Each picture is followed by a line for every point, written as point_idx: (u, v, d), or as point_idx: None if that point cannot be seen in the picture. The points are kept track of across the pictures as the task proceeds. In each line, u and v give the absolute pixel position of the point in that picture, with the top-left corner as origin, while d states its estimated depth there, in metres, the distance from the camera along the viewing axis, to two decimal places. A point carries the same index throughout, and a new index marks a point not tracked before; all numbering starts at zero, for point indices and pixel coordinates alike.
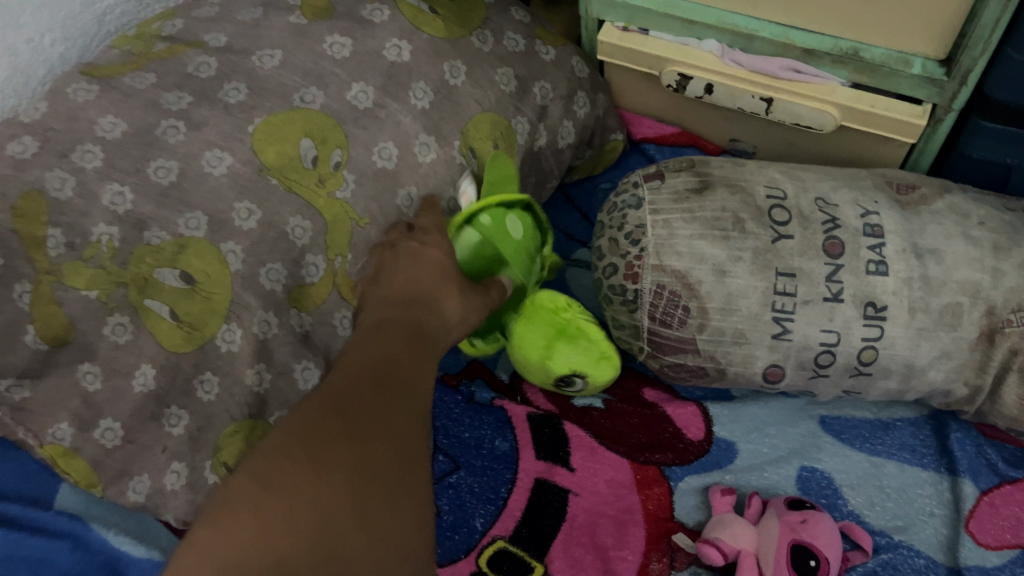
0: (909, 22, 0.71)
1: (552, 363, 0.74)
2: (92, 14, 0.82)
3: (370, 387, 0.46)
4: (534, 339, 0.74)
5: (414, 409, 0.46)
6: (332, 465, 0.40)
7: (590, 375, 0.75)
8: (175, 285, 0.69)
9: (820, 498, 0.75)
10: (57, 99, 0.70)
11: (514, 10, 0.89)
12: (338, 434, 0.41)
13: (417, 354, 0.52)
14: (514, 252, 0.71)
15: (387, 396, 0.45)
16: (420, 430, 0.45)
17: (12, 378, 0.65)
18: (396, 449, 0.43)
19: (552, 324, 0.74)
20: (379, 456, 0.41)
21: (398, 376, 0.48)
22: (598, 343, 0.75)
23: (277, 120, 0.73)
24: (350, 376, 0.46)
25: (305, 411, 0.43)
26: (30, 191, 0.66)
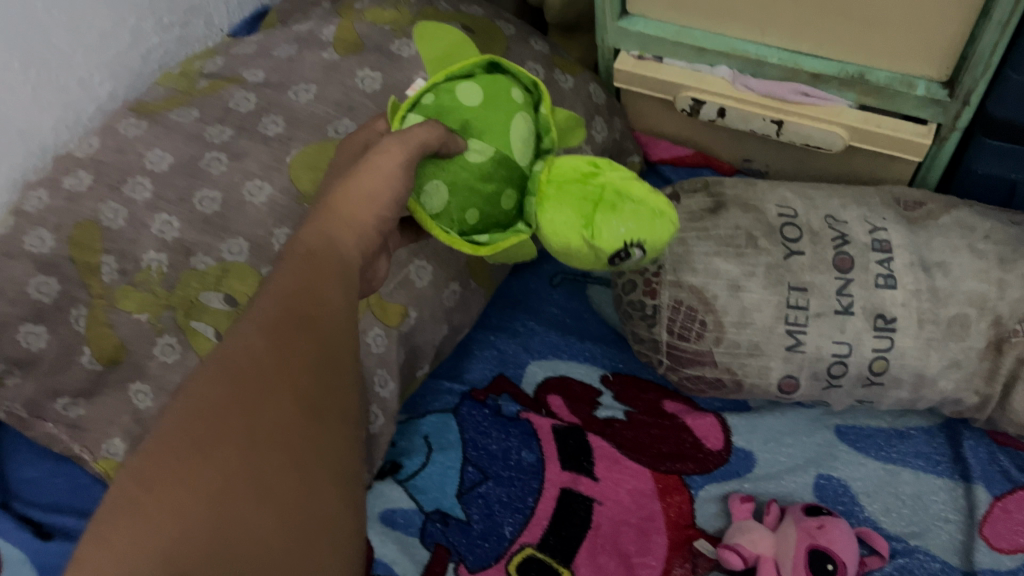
0: (913, 45, 0.74)
1: (600, 239, 0.56)
2: (138, 54, 0.87)
3: (272, 345, 0.37)
4: (568, 220, 0.57)
5: (334, 370, 0.39)
6: (222, 443, 0.34)
7: (649, 242, 0.57)
8: (220, 307, 0.73)
9: (836, 505, 0.78)
10: (108, 136, 0.76)
11: (533, 40, 0.93)
12: (227, 403, 0.35)
13: (326, 315, 0.41)
14: (503, 116, 0.60)
15: (293, 352, 0.38)
16: (344, 388, 0.39)
17: (67, 396, 0.70)
18: (306, 412, 0.36)
19: (586, 196, 0.57)
20: (283, 424, 0.35)
21: (309, 329, 0.39)
22: (651, 196, 0.59)
23: (312, 151, 0.77)
24: (254, 329, 0.38)
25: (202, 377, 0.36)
26: (84, 222, 0.71)
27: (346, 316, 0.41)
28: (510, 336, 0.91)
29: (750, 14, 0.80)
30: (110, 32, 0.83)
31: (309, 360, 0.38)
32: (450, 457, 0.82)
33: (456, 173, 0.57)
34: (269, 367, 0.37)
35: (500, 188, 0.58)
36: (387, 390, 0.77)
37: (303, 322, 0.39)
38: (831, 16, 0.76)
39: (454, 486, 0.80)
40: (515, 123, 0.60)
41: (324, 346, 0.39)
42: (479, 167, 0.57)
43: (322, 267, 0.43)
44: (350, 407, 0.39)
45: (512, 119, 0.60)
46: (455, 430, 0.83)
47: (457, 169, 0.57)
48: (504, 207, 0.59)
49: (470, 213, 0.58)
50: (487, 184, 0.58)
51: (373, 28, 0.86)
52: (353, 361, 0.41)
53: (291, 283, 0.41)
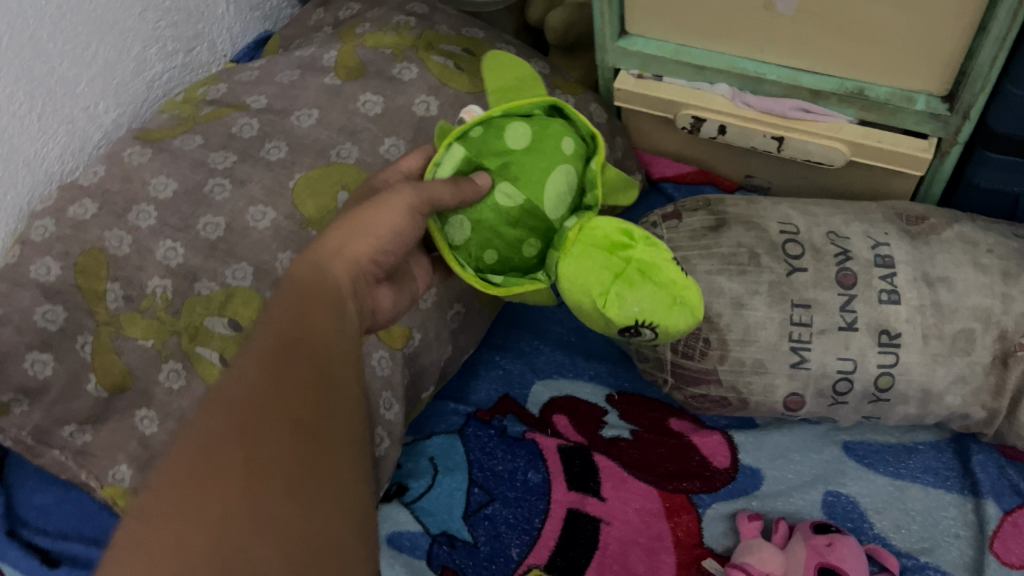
0: (913, 61, 0.74)
1: (609, 311, 0.54)
2: (142, 82, 0.89)
3: (267, 378, 0.39)
4: (586, 281, 0.55)
5: (330, 397, 0.40)
6: (222, 477, 0.35)
7: (660, 327, 0.55)
8: (224, 333, 0.72)
9: (846, 522, 0.77)
10: (114, 164, 0.76)
11: (534, 62, 0.94)
12: (224, 439, 0.36)
13: (323, 341, 0.42)
14: (545, 166, 0.59)
15: (287, 382, 0.39)
16: (342, 414, 0.40)
17: (75, 424, 0.72)
18: (303, 441, 0.37)
19: (609, 265, 0.55)
20: (279, 455, 0.36)
21: (302, 358, 0.40)
22: (684, 285, 0.56)
23: (315, 175, 0.78)
24: (250, 364, 0.39)
25: (203, 416, 0.38)
26: (90, 250, 0.72)
27: (340, 344, 0.43)
28: (515, 356, 0.91)
29: (749, 33, 0.81)
30: (114, 61, 0.84)
31: (306, 387, 0.39)
32: (456, 479, 0.81)
33: (479, 214, 0.58)
34: (267, 398, 0.38)
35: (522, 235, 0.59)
36: (392, 413, 0.77)
37: (297, 352, 0.40)
38: (829, 33, 0.76)
39: (461, 508, 0.80)
40: (555, 174, 0.59)
41: (320, 374, 0.40)
42: (506, 212, 0.58)
43: (318, 296, 0.44)
44: (350, 432, 0.40)
45: (556, 168, 0.59)
46: (462, 451, 0.83)
47: (482, 211, 0.58)
48: (524, 254, 0.60)
49: (486, 254, 0.59)
50: (510, 231, 0.59)
51: (375, 54, 0.87)
52: (351, 388, 0.42)
53: (285, 316, 0.42)
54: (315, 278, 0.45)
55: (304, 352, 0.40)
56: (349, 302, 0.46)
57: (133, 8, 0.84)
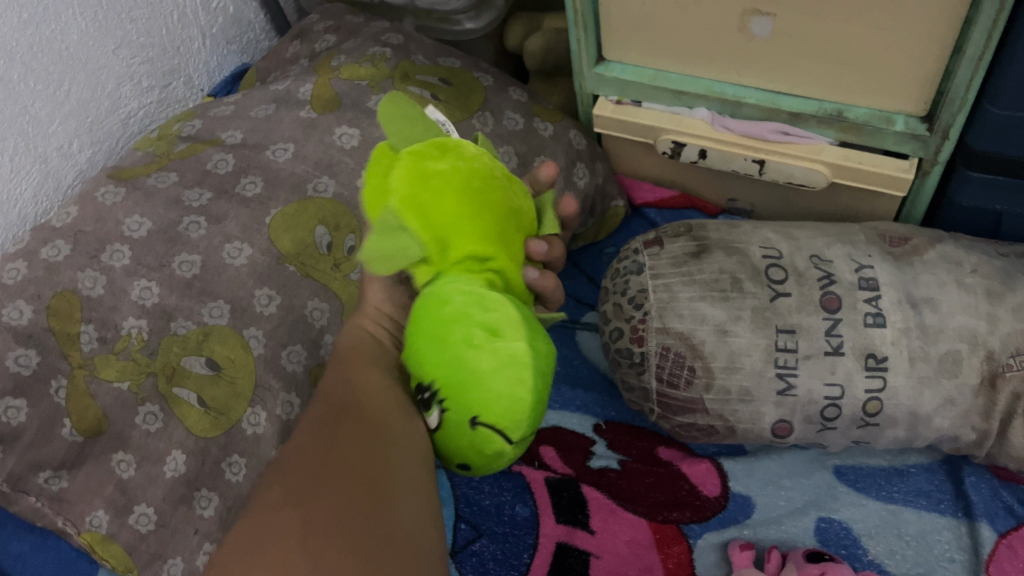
0: (889, 83, 0.74)
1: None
2: (117, 119, 0.88)
3: (320, 437, 0.48)
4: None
5: (378, 445, 0.48)
6: (283, 532, 0.43)
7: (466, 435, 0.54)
8: (202, 372, 0.71)
9: (840, 549, 0.76)
10: (87, 204, 0.75)
11: (512, 89, 0.94)
12: (284, 496, 0.45)
13: (364, 413, 0.50)
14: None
15: (336, 437, 0.48)
16: (395, 457, 0.47)
17: (50, 469, 0.67)
18: (353, 485, 0.44)
19: None
20: (331, 499, 0.44)
21: (351, 417, 0.50)
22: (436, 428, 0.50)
23: (292, 210, 0.77)
24: (307, 432, 0.49)
25: (269, 479, 0.47)
26: (63, 291, 0.70)
27: (385, 409, 0.51)
28: None
29: (725, 57, 0.80)
30: (88, 99, 0.83)
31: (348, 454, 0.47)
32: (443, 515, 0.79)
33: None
34: (315, 470, 0.46)
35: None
36: None
37: (345, 413, 0.50)
38: (805, 56, 0.76)
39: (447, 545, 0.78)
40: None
41: (368, 425, 0.49)
42: None
43: (362, 375, 0.54)
44: (402, 475, 0.47)
45: None
46: (447, 487, 0.82)
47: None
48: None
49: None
50: None
51: (350, 85, 0.87)
52: (398, 438, 0.49)
53: (337, 388, 0.53)
54: (361, 361, 0.55)
55: (348, 425, 0.49)
56: (391, 357, 0.57)
57: (104, 46, 0.84)
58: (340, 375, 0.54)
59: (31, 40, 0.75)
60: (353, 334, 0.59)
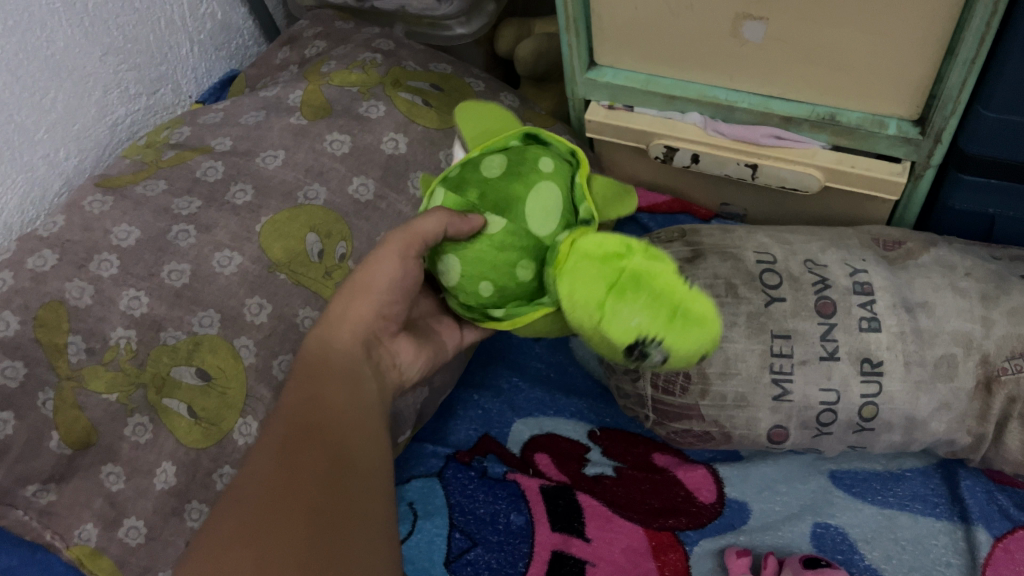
0: (881, 86, 0.74)
1: (611, 338, 0.47)
2: (105, 126, 0.87)
3: (280, 457, 0.45)
4: (582, 320, 0.49)
5: (343, 477, 0.44)
6: (236, 551, 0.40)
7: (667, 342, 0.46)
8: (192, 382, 0.70)
9: (836, 555, 0.75)
10: (74, 213, 0.74)
11: (504, 95, 0.95)
12: (241, 512, 0.42)
13: (330, 427, 0.48)
14: (517, 202, 0.56)
15: (299, 463, 0.44)
16: (359, 491, 0.44)
17: (38, 483, 0.66)
18: (316, 516, 0.41)
19: (603, 275, 0.49)
20: (292, 534, 0.40)
21: (314, 442, 0.46)
22: (677, 321, 0.46)
23: (283, 218, 0.77)
24: (265, 457, 0.45)
25: (224, 508, 0.43)
26: (50, 302, 0.69)
27: (351, 427, 0.49)
28: (493, 395, 0.90)
29: (717, 61, 0.80)
30: (75, 107, 0.82)
31: (311, 467, 0.44)
32: (437, 524, 0.79)
33: (458, 273, 0.58)
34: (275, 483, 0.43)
35: (517, 269, 0.57)
36: (403, 439, 0.80)
37: (311, 427, 0.47)
38: (797, 60, 0.76)
39: (442, 554, 0.77)
40: (526, 209, 0.56)
41: (331, 449, 0.46)
42: (499, 239, 0.56)
43: (329, 385, 0.52)
44: (365, 509, 0.43)
45: (537, 193, 0.57)
46: (441, 495, 0.81)
47: (464, 262, 0.57)
48: (522, 285, 0.58)
49: (481, 290, 0.58)
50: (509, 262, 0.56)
51: (340, 92, 0.87)
52: (364, 457, 0.47)
53: (298, 408, 0.49)
54: (329, 371, 0.53)
55: (313, 436, 0.46)
56: (358, 376, 0.54)
57: (92, 53, 0.83)
58: (305, 381, 0.52)
59: (16, 48, 0.74)
60: (322, 338, 0.56)
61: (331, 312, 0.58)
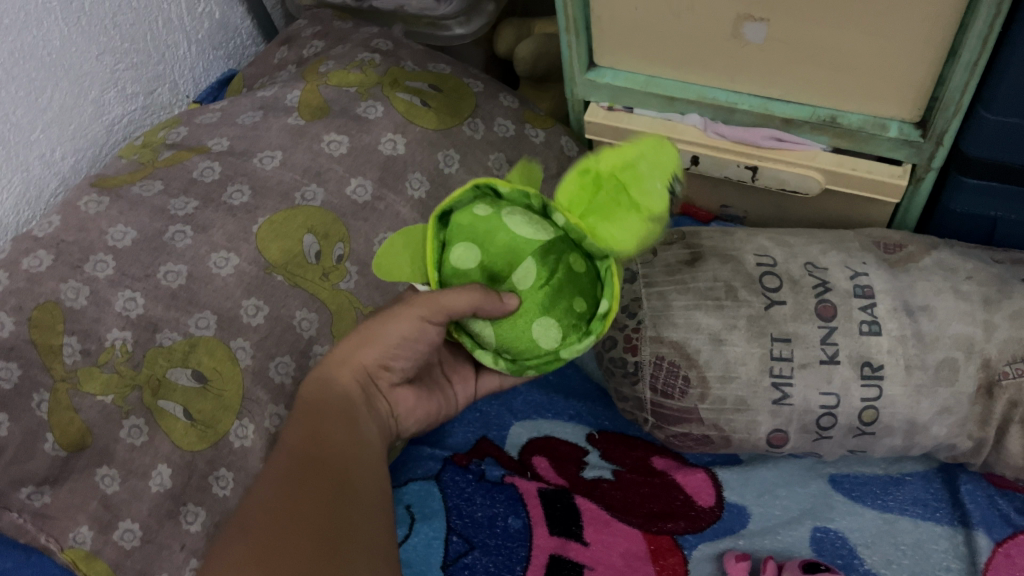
0: (884, 89, 0.73)
1: (658, 215, 0.53)
2: (101, 126, 0.86)
3: (283, 493, 0.45)
4: (641, 229, 0.53)
5: (344, 508, 0.45)
6: None
7: (678, 171, 0.54)
8: (188, 384, 0.70)
9: (835, 559, 0.75)
10: (69, 213, 0.74)
11: (503, 96, 0.94)
12: (247, 555, 0.42)
13: (332, 458, 0.49)
14: (503, 249, 0.55)
15: (300, 494, 0.45)
16: (359, 520, 0.45)
17: (32, 485, 0.66)
18: (317, 550, 0.42)
19: (625, 204, 0.53)
20: (292, 572, 0.41)
21: (314, 472, 0.47)
22: (632, 142, 0.55)
23: (280, 218, 0.76)
24: (267, 488, 0.46)
25: (228, 541, 0.44)
26: (45, 303, 0.68)
27: (353, 457, 0.50)
28: (492, 397, 0.89)
29: (718, 63, 0.80)
30: (71, 106, 0.82)
31: (316, 504, 0.45)
32: (434, 527, 0.78)
33: (523, 339, 0.55)
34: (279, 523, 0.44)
35: (535, 326, 0.54)
36: (402, 441, 0.80)
37: (313, 460, 0.48)
38: (798, 62, 0.75)
39: (439, 558, 0.76)
40: (514, 238, 0.55)
41: (333, 482, 0.47)
42: (542, 274, 0.54)
43: (331, 419, 0.52)
44: (366, 538, 0.44)
45: (519, 233, 0.55)
46: (439, 498, 0.80)
47: (521, 325, 0.54)
48: (582, 275, 0.56)
49: (556, 334, 0.54)
50: (569, 275, 0.55)
51: (338, 92, 0.86)
52: (367, 489, 0.48)
53: (300, 440, 0.50)
54: (333, 408, 0.53)
55: (316, 471, 0.47)
56: (360, 415, 0.54)
57: (88, 52, 0.83)
58: (309, 416, 0.52)
59: (12, 47, 0.74)
60: (327, 381, 0.55)
61: (336, 352, 0.57)
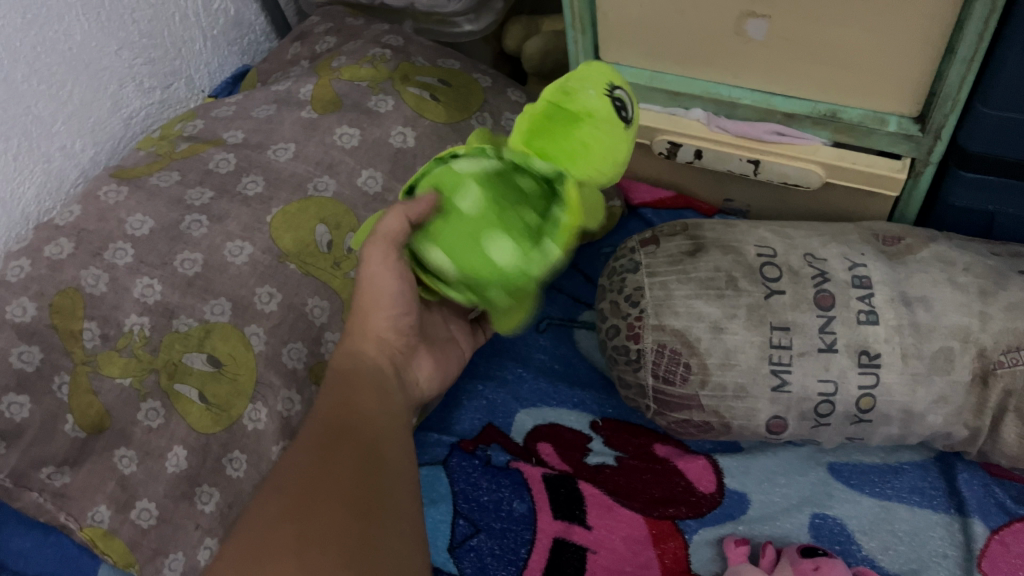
0: (883, 84, 0.75)
1: (601, 117, 0.54)
2: (119, 119, 0.89)
3: (317, 454, 0.48)
4: (587, 139, 0.53)
5: (375, 472, 0.48)
6: (279, 540, 0.42)
7: (619, 82, 0.57)
8: (203, 368, 0.72)
9: (833, 545, 0.76)
10: (90, 203, 0.76)
11: (510, 91, 0.96)
12: (282, 505, 0.44)
13: (364, 428, 0.51)
14: (447, 186, 0.54)
15: (331, 458, 0.47)
16: (389, 483, 0.48)
17: (53, 465, 0.68)
18: (347, 507, 0.44)
19: (563, 119, 0.54)
20: (326, 519, 0.43)
21: (345, 440, 0.49)
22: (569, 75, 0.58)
23: (293, 209, 0.78)
24: (302, 448, 0.49)
25: (261, 499, 0.46)
26: (66, 289, 0.71)
27: (382, 429, 0.52)
28: (497, 385, 0.91)
29: (720, 59, 0.81)
30: (90, 99, 0.84)
31: (349, 466, 0.47)
32: (441, 511, 0.80)
33: (476, 258, 0.51)
34: (314, 478, 0.46)
35: (486, 244, 0.51)
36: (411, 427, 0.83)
37: (346, 429, 0.50)
38: (799, 58, 0.77)
39: (445, 540, 0.78)
40: (456, 177, 0.54)
41: (365, 449, 0.49)
42: (484, 193, 0.53)
43: (361, 391, 0.55)
44: (392, 500, 0.46)
45: (465, 168, 0.55)
46: (446, 483, 0.82)
47: (471, 250, 0.52)
48: (530, 193, 0.54)
49: (508, 243, 0.51)
50: (517, 192, 0.54)
51: (350, 87, 0.88)
52: (395, 458, 0.50)
53: (333, 409, 0.52)
54: (359, 380, 0.55)
55: (349, 437, 0.50)
56: (386, 386, 0.56)
57: (107, 47, 0.85)
58: (339, 387, 0.55)
59: (35, 41, 0.76)
60: (353, 352, 0.58)
61: (356, 321, 0.60)
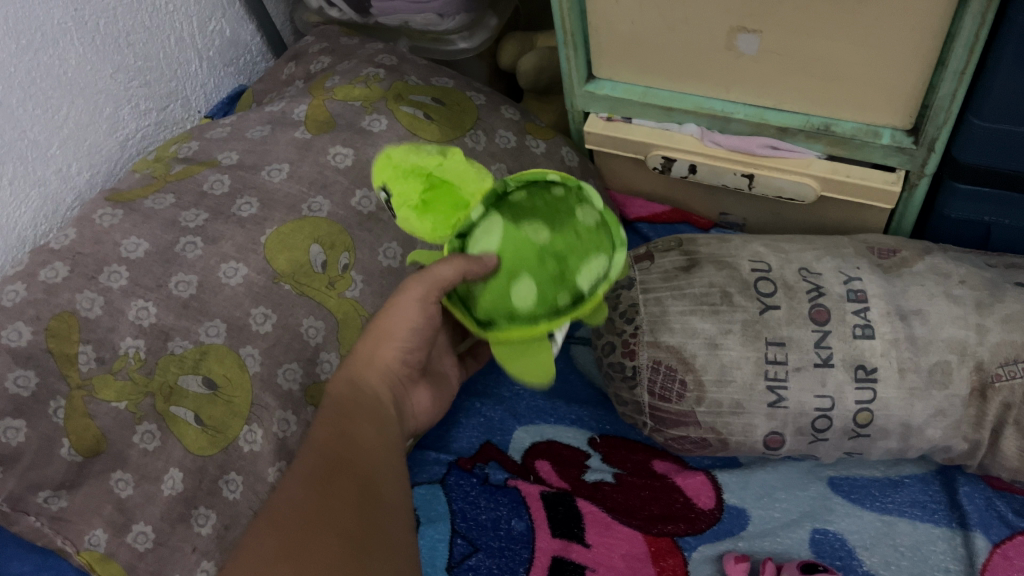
0: (875, 98, 0.75)
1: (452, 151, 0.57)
2: (116, 141, 0.89)
3: (314, 488, 0.48)
4: (463, 165, 0.56)
5: (370, 507, 0.48)
6: None
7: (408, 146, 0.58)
8: (198, 391, 0.72)
9: (834, 560, 0.76)
10: (85, 226, 0.76)
11: (504, 108, 0.96)
12: (278, 542, 0.45)
13: (361, 460, 0.51)
14: (515, 258, 0.55)
15: (330, 492, 0.48)
16: (385, 519, 0.48)
17: (49, 489, 0.68)
18: (346, 546, 0.44)
19: (449, 176, 0.55)
20: (321, 558, 0.44)
21: (345, 471, 0.49)
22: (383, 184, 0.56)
23: (287, 230, 0.78)
24: (298, 480, 0.49)
25: (258, 535, 0.47)
26: (62, 313, 0.71)
27: (380, 460, 0.52)
28: (495, 402, 0.91)
29: (713, 74, 0.82)
30: (87, 122, 0.85)
31: (344, 502, 0.47)
32: (439, 530, 0.80)
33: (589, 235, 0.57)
34: (310, 515, 0.46)
35: (580, 217, 0.58)
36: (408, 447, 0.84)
37: (344, 461, 0.50)
38: (792, 72, 0.77)
39: (443, 560, 0.78)
40: (506, 254, 0.55)
41: (363, 483, 0.49)
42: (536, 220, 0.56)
43: (360, 420, 0.55)
44: (390, 539, 0.47)
45: (501, 238, 0.55)
46: (444, 501, 0.82)
47: (591, 239, 0.57)
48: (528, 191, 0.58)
49: (587, 210, 0.58)
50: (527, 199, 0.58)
51: (344, 106, 0.89)
52: (392, 493, 0.50)
53: (331, 438, 0.52)
54: (360, 411, 0.56)
55: (345, 469, 0.50)
56: (383, 416, 0.57)
57: (102, 70, 0.86)
58: (338, 413, 0.55)
59: (30, 67, 0.77)
60: (355, 383, 0.58)
61: (357, 349, 0.60)
